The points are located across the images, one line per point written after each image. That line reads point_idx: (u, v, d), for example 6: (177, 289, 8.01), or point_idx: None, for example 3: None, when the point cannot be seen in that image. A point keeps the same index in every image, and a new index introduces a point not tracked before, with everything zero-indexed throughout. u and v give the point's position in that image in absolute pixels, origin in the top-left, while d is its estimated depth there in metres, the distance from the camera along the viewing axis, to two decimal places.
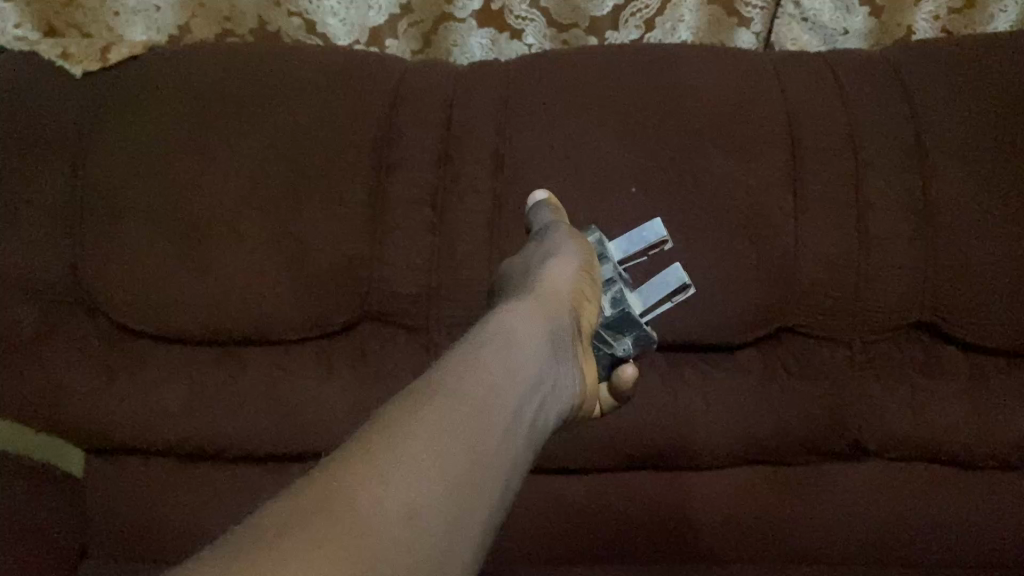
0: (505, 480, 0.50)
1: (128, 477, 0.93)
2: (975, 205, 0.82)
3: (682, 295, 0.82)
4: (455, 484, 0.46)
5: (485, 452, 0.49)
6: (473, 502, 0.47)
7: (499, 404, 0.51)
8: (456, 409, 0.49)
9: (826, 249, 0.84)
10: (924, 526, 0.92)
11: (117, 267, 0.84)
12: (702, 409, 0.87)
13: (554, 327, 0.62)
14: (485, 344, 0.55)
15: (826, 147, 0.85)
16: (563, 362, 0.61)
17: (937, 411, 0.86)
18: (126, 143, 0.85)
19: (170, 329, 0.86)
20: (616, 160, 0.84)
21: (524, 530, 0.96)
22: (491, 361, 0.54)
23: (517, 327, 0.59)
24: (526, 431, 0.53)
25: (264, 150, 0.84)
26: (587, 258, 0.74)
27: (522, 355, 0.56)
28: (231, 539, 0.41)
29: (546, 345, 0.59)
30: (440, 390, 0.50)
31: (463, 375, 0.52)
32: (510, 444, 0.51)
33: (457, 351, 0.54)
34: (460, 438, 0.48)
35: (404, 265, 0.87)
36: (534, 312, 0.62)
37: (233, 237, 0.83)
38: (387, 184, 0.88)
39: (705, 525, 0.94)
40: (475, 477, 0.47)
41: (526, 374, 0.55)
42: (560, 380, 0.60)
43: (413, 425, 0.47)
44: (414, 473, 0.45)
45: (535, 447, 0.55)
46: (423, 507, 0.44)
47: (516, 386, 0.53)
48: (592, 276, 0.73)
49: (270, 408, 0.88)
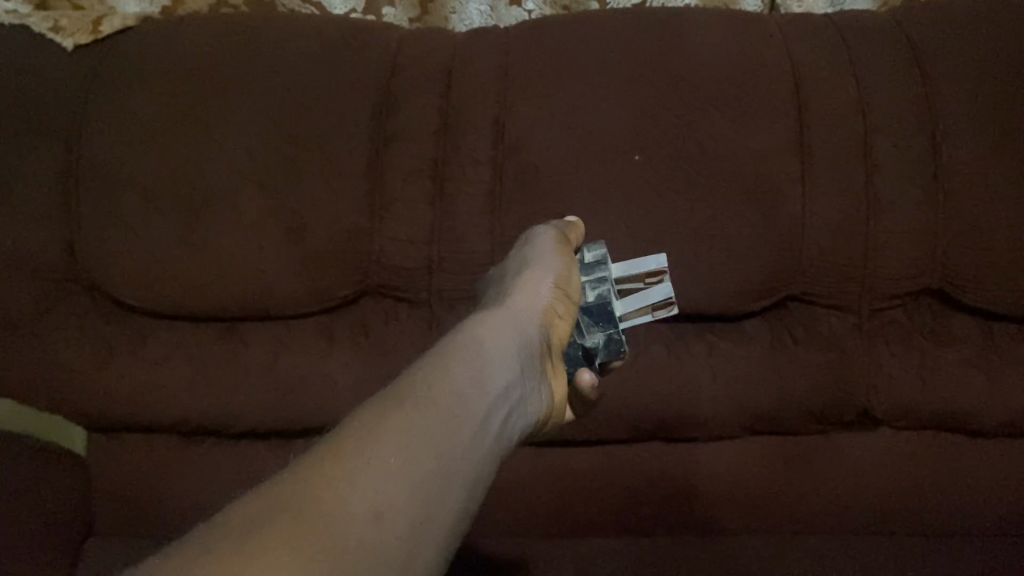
0: (478, 485, 0.49)
1: (133, 453, 0.93)
2: (986, 169, 0.80)
3: (664, 312, 0.78)
4: (425, 492, 0.45)
5: (454, 461, 0.48)
6: (442, 511, 0.46)
7: (467, 411, 0.50)
8: (425, 415, 0.48)
9: (833, 216, 0.82)
10: (932, 494, 0.91)
11: (115, 245, 0.83)
12: (709, 380, 0.86)
13: (525, 339, 0.60)
14: (456, 354, 0.54)
15: (834, 111, 0.83)
16: (535, 376, 0.60)
17: (948, 379, 0.85)
18: (121, 118, 0.83)
19: (171, 305, 0.85)
20: (618, 127, 0.82)
21: (530, 503, 0.95)
22: (461, 370, 0.53)
23: (488, 335, 0.58)
24: (494, 442, 0.52)
25: (260, 125, 0.83)
26: (571, 263, 0.71)
27: (492, 360, 0.55)
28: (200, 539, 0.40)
29: (520, 357, 0.58)
30: (410, 397, 0.49)
31: (433, 380, 0.51)
32: (481, 449, 0.50)
33: (428, 359, 0.54)
34: (428, 444, 0.47)
35: (404, 237, 0.85)
36: (505, 322, 0.61)
37: (230, 213, 0.82)
38: (385, 155, 0.86)
39: (710, 496, 0.93)
40: (442, 485, 0.46)
41: (496, 384, 0.54)
42: (531, 390, 0.59)
43: (382, 431, 0.46)
44: (381, 480, 0.44)
45: (503, 459, 0.53)
46: (389, 514, 0.43)
47: (485, 390, 0.53)
48: (575, 279, 0.71)
49: (272, 384, 0.87)
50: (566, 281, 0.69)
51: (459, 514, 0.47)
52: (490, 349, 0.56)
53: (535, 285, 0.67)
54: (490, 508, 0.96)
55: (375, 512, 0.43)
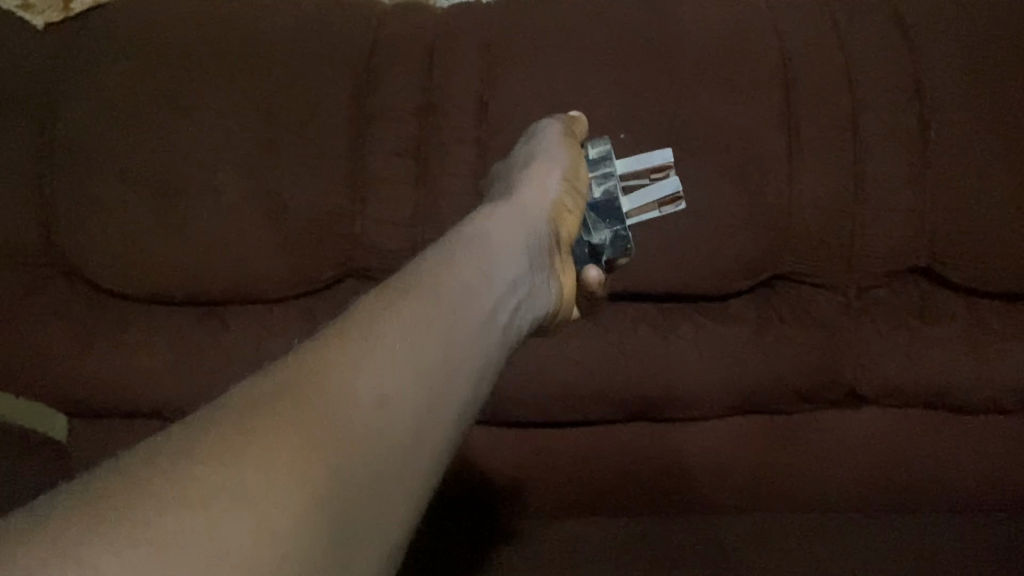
0: (484, 370, 0.51)
1: (117, 437, 0.92)
2: (975, 145, 0.80)
3: (672, 207, 0.81)
4: (435, 371, 0.46)
5: (462, 344, 0.49)
6: (452, 390, 0.47)
7: (473, 299, 0.52)
8: (436, 298, 0.50)
9: (821, 193, 0.81)
10: (918, 470, 0.92)
11: (92, 228, 0.81)
12: (695, 359, 0.85)
13: (527, 237, 0.62)
14: (463, 247, 0.56)
15: (823, 87, 0.82)
16: (538, 274, 0.62)
17: (934, 356, 0.84)
18: (96, 97, 0.81)
19: (150, 289, 0.84)
20: (604, 105, 0.81)
21: (517, 482, 0.95)
22: (468, 262, 0.54)
23: (492, 233, 0.60)
24: (500, 331, 0.54)
25: (238, 104, 0.81)
26: (574, 166, 0.74)
27: (499, 257, 0.58)
28: (199, 415, 0.40)
29: (523, 255, 0.60)
30: (420, 281, 0.50)
31: (441, 268, 0.52)
32: (487, 337, 0.52)
33: (437, 249, 0.55)
34: (438, 326, 0.48)
35: (386, 217, 0.84)
36: (508, 220, 0.63)
37: (209, 195, 0.81)
38: (367, 135, 0.84)
39: (697, 474, 0.93)
40: (452, 366, 0.48)
41: (501, 277, 0.56)
42: (534, 287, 0.61)
43: (393, 311, 0.47)
44: (394, 357, 0.45)
45: (508, 348, 0.56)
46: (395, 395, 0.44)
47: (490, 283, 0.54)
48: (575, 185, 0.74)
49: (254, 368, 0.86)
50: (568, 182, 0.73)
51: (467, 395, 0.49)
52: (495, 245, 0.58)
53: (539, 186, 0.70)
54: (478, 486, 0.96)
55: (385, 390, 0.43)
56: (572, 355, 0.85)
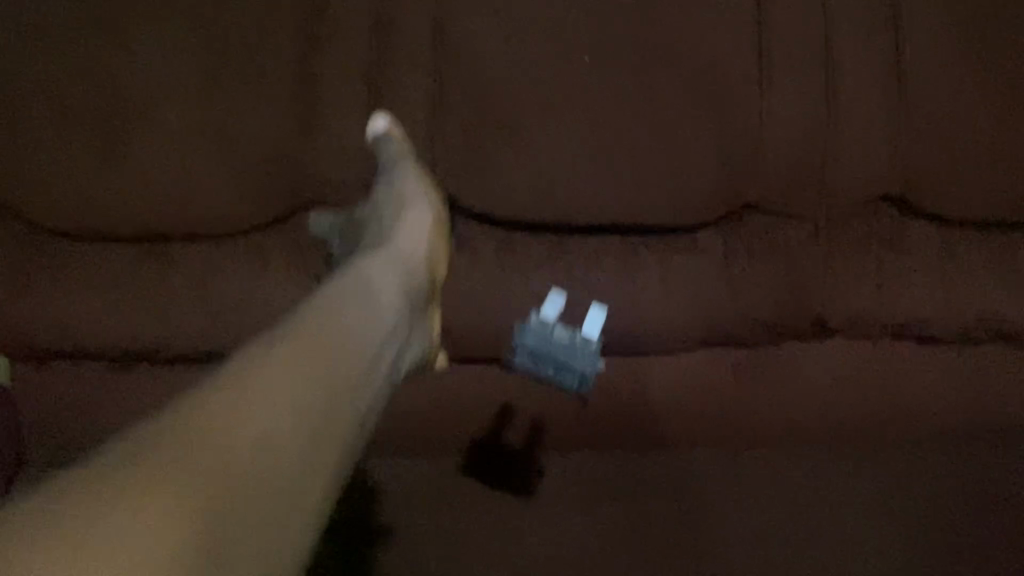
0: (371, 411, 0.57)
1: (51, 388, 0.85)
2: (947, 68, 0.79)
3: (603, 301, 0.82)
4: (318, 401, 0.50)
5: (348, 399, 0.53)
6: (343, 420, 0.52)
7: (358, 352, 0.56)
8: (321, 356, 0.53)
9: (792, 118, 0.79)
10: (893, 403, 0.89)
11: (23, 160, 0.76)
12: (662, 292, 0.82)
13: (398, 282, 0.67)
14: (335, 302, 0.59)
15: (794, 10, 0.80)
16: (406, 316, 0.67)
17: (904, 284, 0.83)
18: (21, 17, 0.75)
19: (86, 226, 0.78)
20: (568, 27, 0.77)
21: (477, 426, 0.88)
22: (348, 316, 0.58)
23: (370, 286, 0.64)
24: (380, 382, 0.59)
25: (180, 26, 0.76)
26: (434, 205, 0.77)
27: (372, 313, 0.61)
28: (87, 471, 0.42)
29: (399, 303, 0.66)
30: (301, 332, 0.53)
31: (325, 322, 0.56)
32: (371, 388, 0.57)
33: (314, 304, 0.58)
34: (324, 376, 0.52)
35: (338, 147, 0.79)
36: (383, 271, 0.67)
37: (149, 123, 0.76)
38: (316, 60, 0.79)
39: (667, 411, 0.88)
40: (341, 413, 0.52)
41: (377, 335, 0.60)
42: (404, 332, 0.66)
43: (276, 369, 0.50)
44: (277, 399, 0.48)
45: (384, 396, 0.61)
46: (285, 413, 0.48)
47: (371, 342, 0.58)
48: (441, 218, 0.78)
49: (199, 307, 0.81)
50: (436, 222, 0.76)
51: (355, 437, 0.54)
52: (369, 299, 0.62)
53: (415, 232, 0.73)
54: (436, 432, 0.88)
55: (274, 403, 0.48)
56: (535, 290, 0.81)
